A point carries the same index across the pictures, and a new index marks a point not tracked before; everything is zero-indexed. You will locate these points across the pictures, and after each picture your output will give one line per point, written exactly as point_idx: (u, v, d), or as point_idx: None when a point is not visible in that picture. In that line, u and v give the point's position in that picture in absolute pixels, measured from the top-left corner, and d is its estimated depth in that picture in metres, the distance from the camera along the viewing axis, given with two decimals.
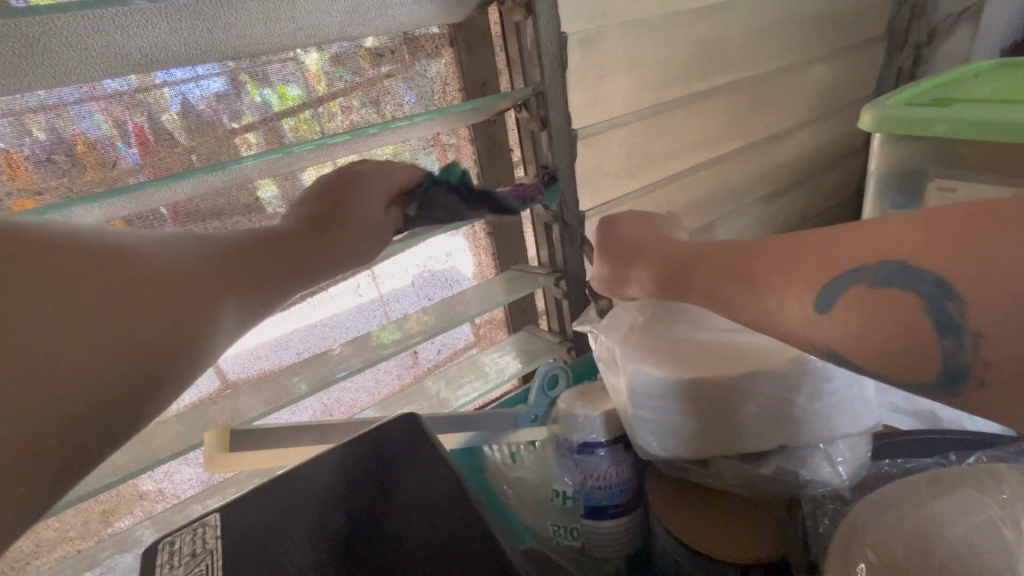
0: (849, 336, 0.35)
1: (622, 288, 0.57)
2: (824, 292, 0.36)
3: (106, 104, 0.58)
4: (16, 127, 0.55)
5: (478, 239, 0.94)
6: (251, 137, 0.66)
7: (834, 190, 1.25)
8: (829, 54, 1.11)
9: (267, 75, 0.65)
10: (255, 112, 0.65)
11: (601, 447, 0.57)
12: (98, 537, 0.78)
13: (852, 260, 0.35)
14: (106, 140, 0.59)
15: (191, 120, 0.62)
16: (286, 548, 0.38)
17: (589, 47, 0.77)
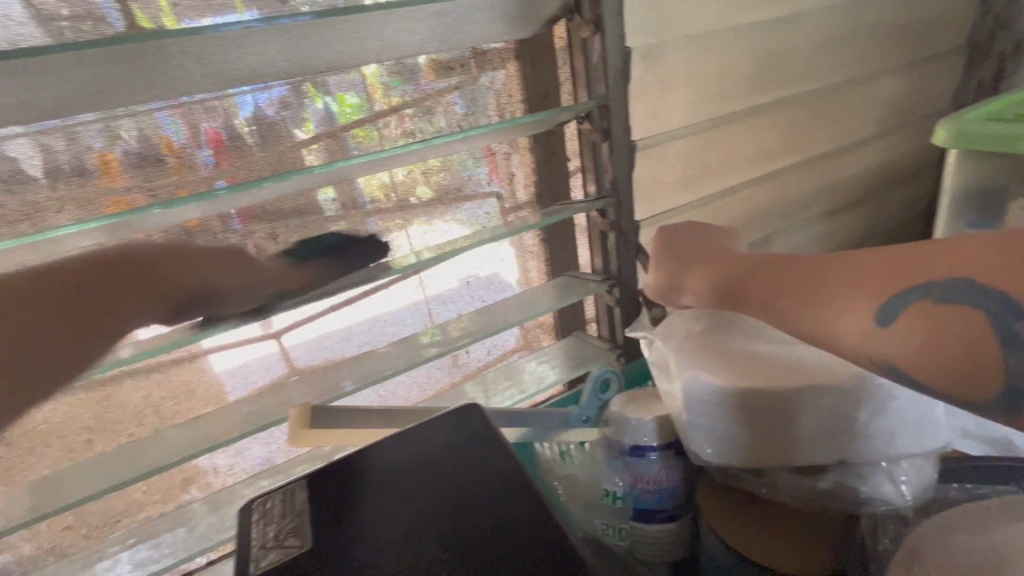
0: (911, 351, 0.36)
1: (677, 295, 0.58)
2: (887, 306, 0.37)
3: (182, 109, 0.64)
4: (107, 133, 0.62)
5: (525, 246, 0.97)
6: (315, 147, 0.72)
7: (902, 207, 1.20)
8: (900, 67, 1.07)
9: (329, 87, 0.71)
10: (324, 120, 0.71)
11: (651, 451, 0.58)
12: (177, 502, 0.86)
13: (919, 276, 0.36)
14: (185, 144, 0.66)
15: (260, 125, 0.68)
16: (362, 517, 0.41)
17: (652, 61, 0.79)
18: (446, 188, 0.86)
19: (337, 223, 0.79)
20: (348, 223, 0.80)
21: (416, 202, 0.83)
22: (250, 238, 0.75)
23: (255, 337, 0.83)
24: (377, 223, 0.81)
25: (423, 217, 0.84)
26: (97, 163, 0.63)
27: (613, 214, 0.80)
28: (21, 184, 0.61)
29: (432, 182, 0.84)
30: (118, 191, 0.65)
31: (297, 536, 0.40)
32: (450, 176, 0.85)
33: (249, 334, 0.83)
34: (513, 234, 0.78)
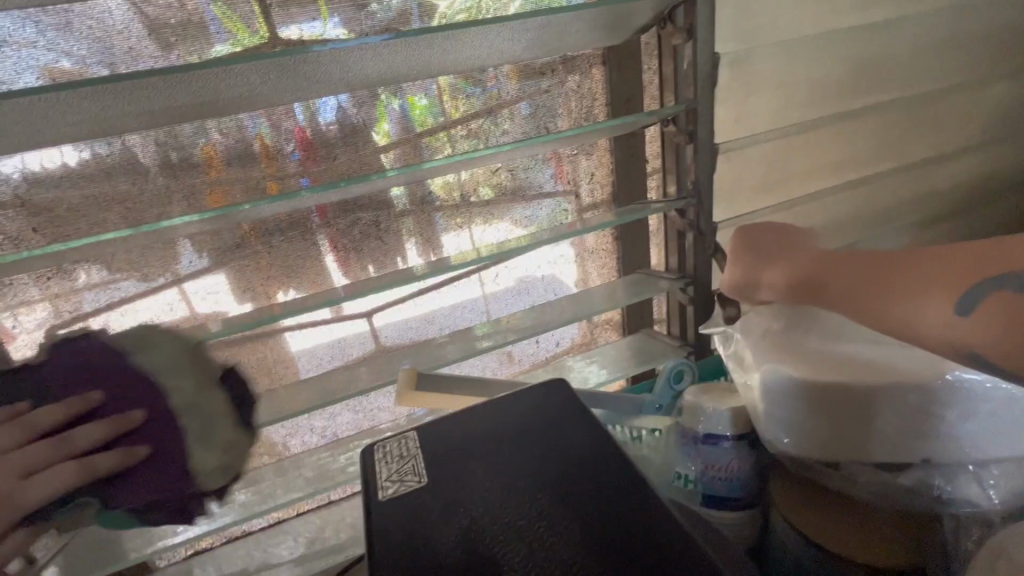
0: (990, 338, 0.39)
1: (753, 292, 0.60)
2: (964, 299, 0.40)
3: (267, 111, 0.74)
4: (202, 130, 0.72)
5: (586, 247, 1.01)
6: (390, 154, 0.81)
7: (1004, 219, 1.13)
8: (1009, 71, 1.01)
9: (402, 88, 0.78)
10: (398, 128, 0.80)
11: (725, 440, 0.61)
12: (277, 456, 0.98)
13: (999, 269, 0.39)
14: (275, 140, 0.76)
15: (341, 124, 0.77)
16: (464, 472, 0.46)
17: (740, 67, 0.81)
18: (506, 188, 0.92)
19: (407, 218, 0.87)
20: (416, 217, 0.88)
21: (479, 201, 0.91)
22: (352, 225, 0.85)
23: (331, 319, 0.92)
24: (443, 220, 0.90)
25: (482, 214, 0.92)
26: (202, 156, 0.73)
27: (692, 214, 0.82)
28: (163, 170, 0.73)
29: (494, 183, 0.91)
30: (218, 181, 0.75)
31: (415, 473, 0.47)
32: (519, 176, 0.92)
33: (327, 315, 0.91)
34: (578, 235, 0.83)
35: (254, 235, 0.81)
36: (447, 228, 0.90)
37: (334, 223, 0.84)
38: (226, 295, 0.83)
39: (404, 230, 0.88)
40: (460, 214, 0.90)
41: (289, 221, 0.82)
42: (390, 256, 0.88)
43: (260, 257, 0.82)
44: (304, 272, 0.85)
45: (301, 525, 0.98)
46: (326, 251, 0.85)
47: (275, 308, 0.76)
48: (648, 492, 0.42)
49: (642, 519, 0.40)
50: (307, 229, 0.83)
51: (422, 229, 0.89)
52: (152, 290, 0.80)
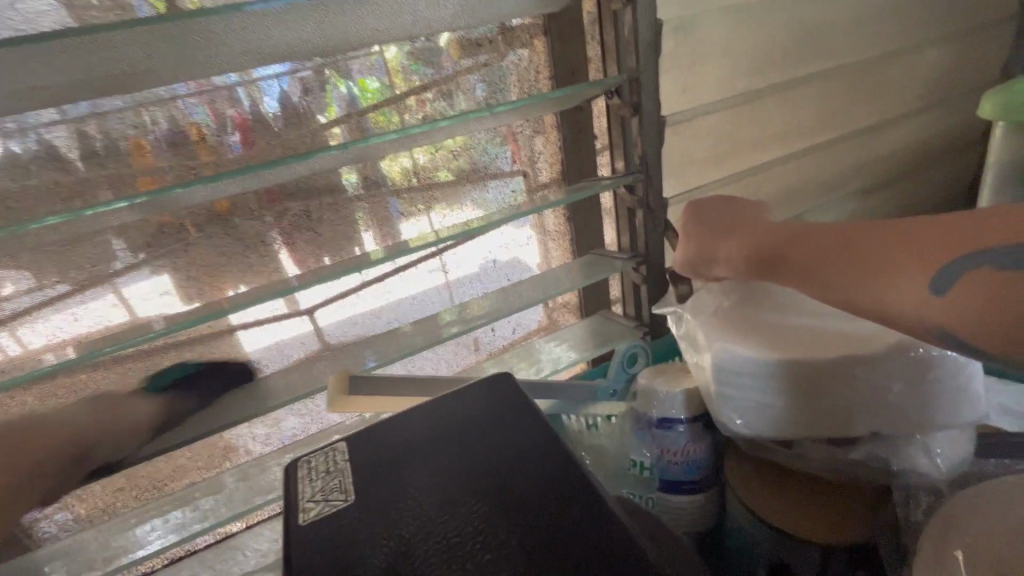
0: (971, 318, 0.35)
1: (708, 268, 0.58)
2: (941, 274, 0.35)
3: (206, 95, 0.67)
4: (135, 120, 0.65)
5: (547, 227, 0.97)
6: (337, 130, 0.74)
7: (944, 183, 1.16)
8: (945, 36, 1.02)
9: (350, 71, 0.72)
10: (343, 105, 0.73)
11: (679, 424, 0.59)
12: (219, 469, 0.91)
13: (976, 243, 0.34)
14: (212, 128, 0.68)
15: (286, 112, 0.71)
16: (397, 483, 0.42)
17: (683, 34, 0.77)
18: (460, 172, 0.87)
19: (360, 206, 0.82)
20: (370, 205, 0.82)
21: (437, 184, 0.86)
22: (283, 216, 0.78)
23: (285, 314, 0.85)
24: (400, 206, 0.84)
25: (445, 200, 0.87)
26: (130, 146, 0.65)
27: (641, 190, 0.79)
28: (84, 164, 0.64)
29: (453, 166, 0.86)
30: (149, 169, 0.66)
31: (340, 491, 0.42)
32: (472, 159, 0.87)
33: (282, 309, 0.85)
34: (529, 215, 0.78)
35: (169, 233, 0.73)
36: (408, 215, 0.85)
37: (261, 215, 0.77)
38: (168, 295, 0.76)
39: (360, 222, 0.82)
40: (418, 199, 0.85)
41: (209, 214, 0.74)
42: (327, 249, 0.82)
43: (181, 256, 0.75)
44: (233, 270, 0.78)
45: (249, 538, 0.91)
46: (280, 249, 0.79)
47: (219, 305, 0.67)
48: (587, 491, 0.39)
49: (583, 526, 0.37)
50: (231, 224, 0.75)
51: (359, 217, 0.82)
52: (54, 300, 0.71)
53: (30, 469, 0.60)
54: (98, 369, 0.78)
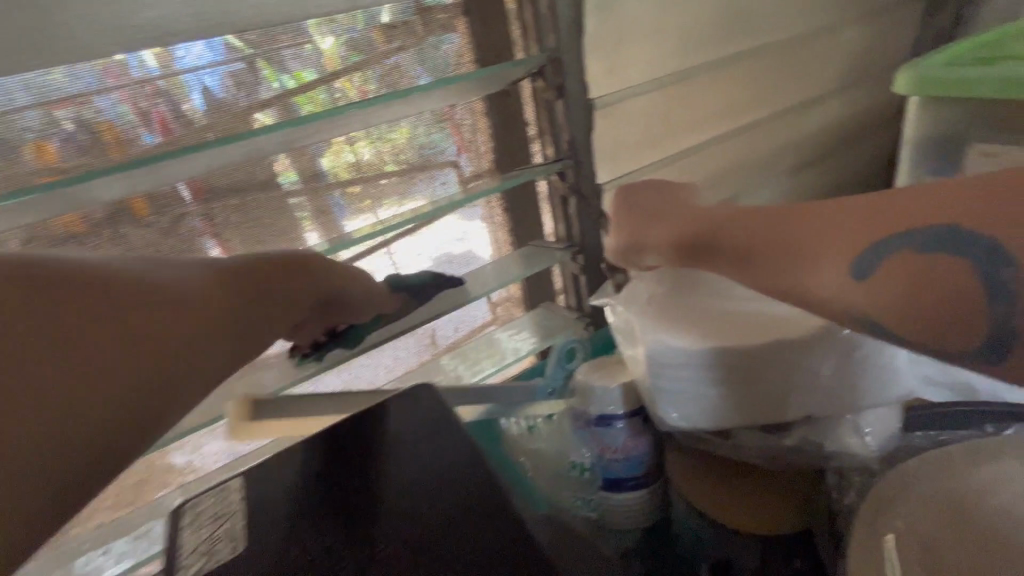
0: (890, 304, 0.33)
1: (639, 257, 0.55)
2: (862, 259, 0.34)
3: (127, 90, 0.59)
4: (46, 121, 0.56)
5: (493, 216, 0.90)
6: (264, 118, 0.66)
7: (867, 159, 1.20)
8: (863, 14, 1.04)
9: (284, 62, 0.65)
10: (269, 91, 0.65)
11: (618, 420, 0.56)
12: (133, 505, 0.81)
13: (901, 224, 0.33)
14: (126, 126, 0.60)
15: (215, 111, 0.63)
16: (295, 524, 0.37)
17: (607, 12, 0.74)
18: (407, 164, 0.80)
19: (301, 206, 0.75)
20: (310, 203, 0.75)
21: (384, 179, 0.79)
22: (183, 221, 0.69)
23: None
24: (345, 201, 0.77)
25: (394, 196, 0.80)
26: (31, 151, 0.57)
27: (573, 176, 0.77)
28: None
29: (401, 159, 0.79)
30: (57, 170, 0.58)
31: (228, 538, 0.37)
32: (415, 153, 0.80)
33: None
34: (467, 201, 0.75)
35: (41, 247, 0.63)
36: (352, 211, 0.78)
37: (156, 221, 0.68)
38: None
39: (302, 221, 0.76)
40: (366, 194, 0.78)
41: (90, 221, 0.64)
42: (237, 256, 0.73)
43: None
44: None
45: None
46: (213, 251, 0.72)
47: None
48: (504, 516, 0.35)
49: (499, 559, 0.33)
50: (118, 232, 0.66)
51: (272, 220, 0.74)
52: None
53: (178, 356, 0.48)
54: None
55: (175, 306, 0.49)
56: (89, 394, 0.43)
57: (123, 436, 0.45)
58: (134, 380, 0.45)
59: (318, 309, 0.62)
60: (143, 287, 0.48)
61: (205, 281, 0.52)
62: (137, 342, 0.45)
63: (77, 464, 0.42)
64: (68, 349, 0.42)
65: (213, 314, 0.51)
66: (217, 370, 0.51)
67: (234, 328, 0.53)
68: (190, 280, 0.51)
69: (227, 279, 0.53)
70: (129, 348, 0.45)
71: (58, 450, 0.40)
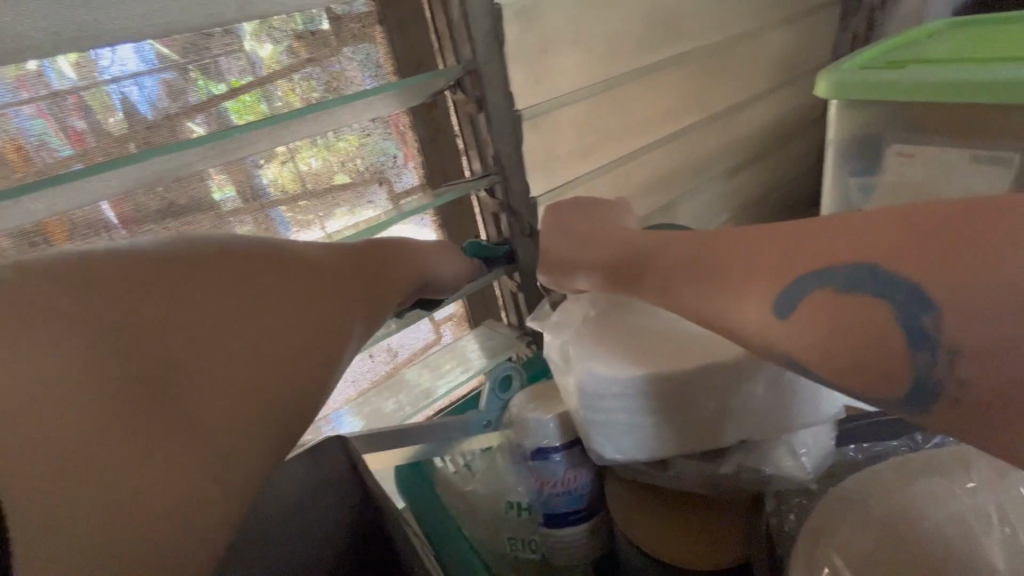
0: (811, 345, 0.32)
1: (568, 280, 0.52)
2: (784, 296, 0.32)
3: (41, 105, 0.53)
4: None
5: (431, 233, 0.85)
6: (197, 128, 0.60)
7: (797, 160, 1.23)
8: (784, 20, 1.07)
9: (222, 72, 0.60)
10: (197, 99, 0.60)
11: (555, 452, 0.53)
12: None
13: (819, 260, 0.32)
14: (36, 145, 0.54)
15: (142, 126, 0.58)
16: None
17: (528, 21, 0.71)
18: (356, 172, 0.75)
19: (241, 222, 0.68)
20: (253, 219, 0.69)
21: (331, 189, 0.74)
22: None
23: None
24: (287, 215, 0.71)
25: (347, 206, 0.76)
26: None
27: (501, 192, 0.74)
28: None
29: (351, 168, 0.75)
30: None
31: None
32: (366, 161, 0.76)
33: None
34: (402, 218, 0.70)
35: None
36: (300, 225, 0.72)
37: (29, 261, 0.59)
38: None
39: (246, 239, 0.70)
40: (311, 208, 0.73)
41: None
42: None
43: None
44: None
45: None
46: None
47: None
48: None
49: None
50: None
51: None
52: None
53: (302, 339, 0.42)
54: None
55: (305, 279, 0.44)
56: (172, 360, 0.36)
57: (281, 393, 0.39)
58: (268, 346, 0.40)
59: (422, 287, 0.55)
60: (245, 248, 0.43)
61: (326, 259, 0.46)
62: (257, 317, 0.40)
63: (244, 434, 0.37)
64: (176, 310, 0.38)
65: (330, 299, 0.44)
66: (301, 365, 0.41)
67: (370, 301, 0.47)
68: (318, 258, 0.46)
69: (340, 267, 0.46)
70: (256, 326, 0.40)
71: (207, 416, 0.36)
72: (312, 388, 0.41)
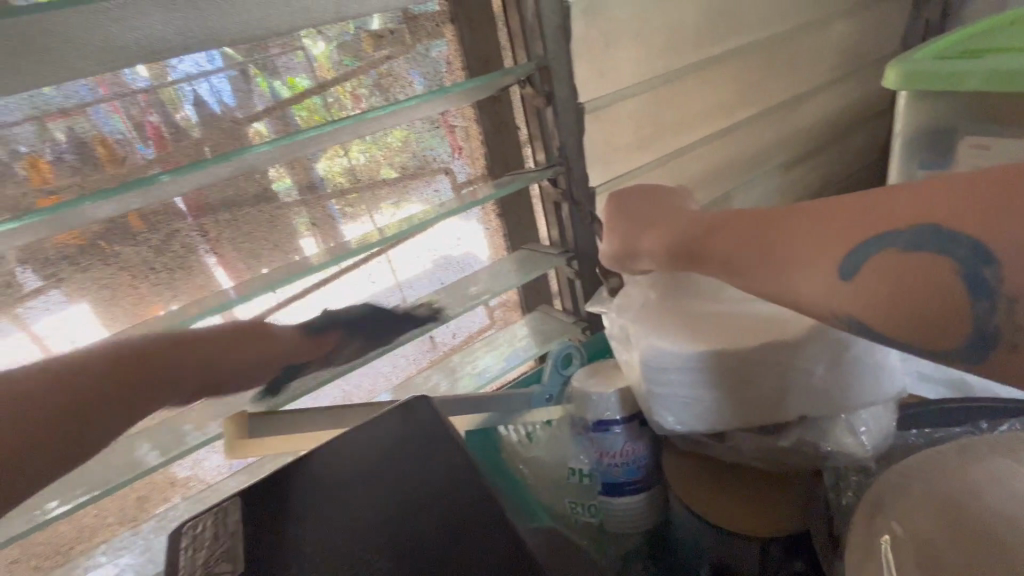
0: (876, 304, 0.33)
1: (631, 261, 0.55)
2: (848, 259, 0.34)
3: (122, 105, 0.59)
4: (39, 133, 0.57)
5: (490, 221, 0.92)
6: (262, 128, 0.67)
7: (859, 153, 1.20)
8: (850, 9, 1.05)
9: (276, 69, 0.66)
10: (263, 103, 0.66)
11: (616, 425, 0.56)
12: (135, 521, 0.82)
13: (884, 223, 0.33)
14: (123, 140, 0.60)
15: (208, 122, 0.64)
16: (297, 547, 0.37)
17: (593, 16, 0.74)
18: (408, 168, 0.82)
19: (299, 212, 0.75)
20: (309, 210, 0.76)
21: (381, 183, 0.80)
22: (175, 238, 0.69)
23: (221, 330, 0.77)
24: (339, 209, 0.78)
25: (393, 199, 0.82)
26: (25, 167, 0.57)
27: (564, 182, 0.77)
28: None
29: (397, 162, 0.81)
30: (48, 190, 0.58)
31: (228, 560, 0.37)
32: (413, 156, 0.82)
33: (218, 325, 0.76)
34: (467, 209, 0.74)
35: (47, 260, 0.64)
36: (351, 216, 0.79)
37: (149, 239, 0.67)
38: (85, 327, 0.68)
39: (300, 229, 0.76)
40: (361, 200, 0.79)
41: (73, 246, 0.64)
42: (232, 272, 0.74)
43: (57, 291, 0.65)
44: (119, 307, 0.69)
45: None
46: (215, 266, 0.72)
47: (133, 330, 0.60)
48: (499, 534, 0.35)
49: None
50: (112, 250, 0.66)
51: (264, 232, 0.74)
52: None
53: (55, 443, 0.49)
54: None
55: (77, 385, 0.51)
56: None
57: (28, 481, 0.48)
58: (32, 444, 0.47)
59: (265, 362, 0.63)
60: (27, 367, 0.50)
61: (133, 351, 0.54)
62: (125, 395, 0.53)
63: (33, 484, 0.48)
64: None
65: (109, 397, 0.52)
66: (74, 454, 0.50)
67: (145, 400, 0.55)
68: (150, 343, 0.55)
69: (134, 361, 0.54)
70: (85, 416, 0.51)
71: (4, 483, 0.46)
72: (71, 463, 0.50)
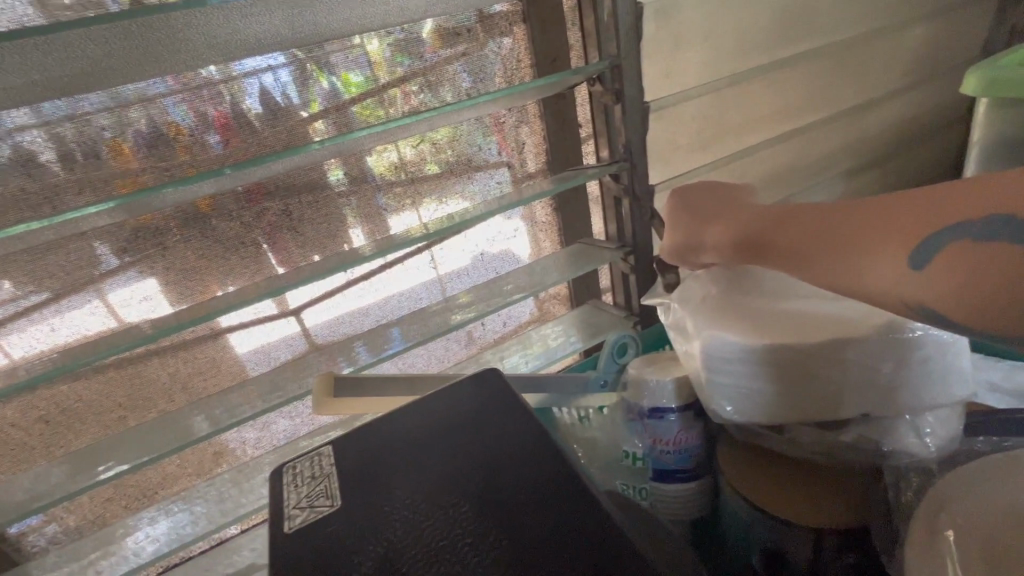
0: (952, 292, 0.34)
1: (694, 254, 0.57)
2: (922, 249, 0.35)
3: (189, 96, 0.65)
4: (117, 120, 0.63)
5: (536, 217, 0.94)
6: (319, 126, 0.72)
7: (928, 161, 1.16)
8: (927, 14, 1.01)
9: (333, 64, 0.70)
10: (327, 99, 0.71)
11: (671, 412, 0.58)
12: (208, 475, 0.90)
13: (961, 213, 0.33)
14: (192, 127, 0.66)
15: (269, 111, 0.69)
16: (384, 492, 0.41)
17: (664, 18, 0.76)
18: (452, 163, 0.85)
19: (347, 202, 0.80)
20: (357, 200, 0.80)
21: (425, 178, 0.83)
22: (262, 216, 0.76)
23: (272, 315, 0.83)
24: (386, 201, 0.82)
25: (435, 192, 0.85)
26: (109, 149, 0.64)
27: (626, 179, 0.79)
28: (62, 168, 0.63)
29: (440, 159, 0.83)
30: (131, 171, 0.65)
31: (326, 496, 0.42)
32: (456, 151, 0.84)
33: (271, 309, 0.82)
34: (525, 204, 0.77)
35: (150, 229, 0.71)
36: (396, 209, 0.83)
37: (239, 215, 0.74)
38: (158, 297, 0.74)
39: (348, 219, 0.81)
40: (407, 194, 0.83)
41: (148, 226, 0.71)
42: (307, 251, 0.79)
43: (160, 260, 0.73)
44: (204, 278, 0.75)
45: (245, 538, 0.89)
46: (269, 249, 0.77)
47: (205, 308, 0.67)
48: (569, 491, 0.38)
49: (562, 533, 0.35)
50: (208, 225, 0.73)
51: (341, 215, 0.80)
52: (28, 311, 0.69)
53: None
54: (79, 381, 0.75)
55: None
56: None
57: None
58: None
59: None
60: None
61: None
62: None
63: None
64: None
65: None
66: None
67: None
68: None
69: None
70: None
71: None
72: None
